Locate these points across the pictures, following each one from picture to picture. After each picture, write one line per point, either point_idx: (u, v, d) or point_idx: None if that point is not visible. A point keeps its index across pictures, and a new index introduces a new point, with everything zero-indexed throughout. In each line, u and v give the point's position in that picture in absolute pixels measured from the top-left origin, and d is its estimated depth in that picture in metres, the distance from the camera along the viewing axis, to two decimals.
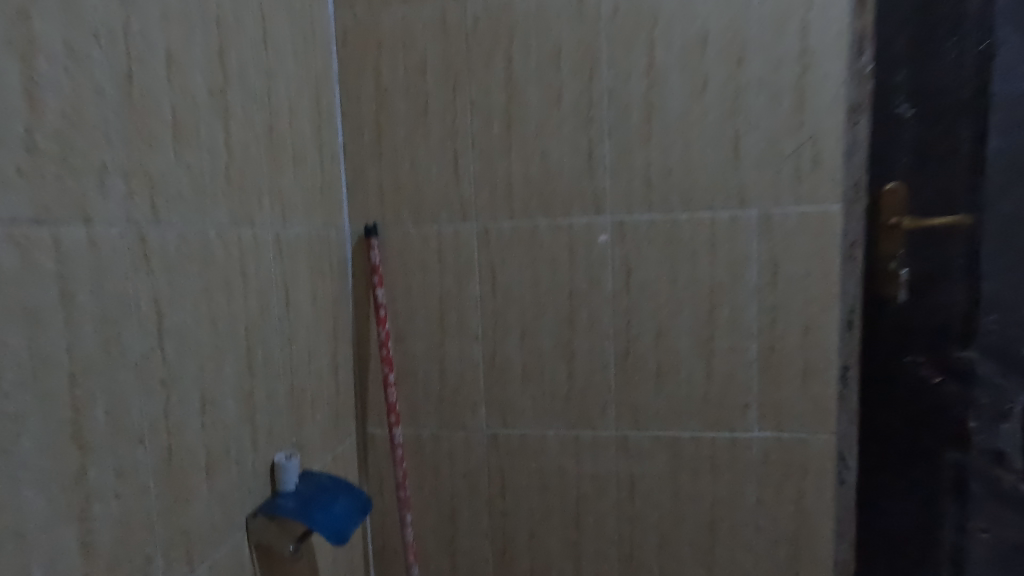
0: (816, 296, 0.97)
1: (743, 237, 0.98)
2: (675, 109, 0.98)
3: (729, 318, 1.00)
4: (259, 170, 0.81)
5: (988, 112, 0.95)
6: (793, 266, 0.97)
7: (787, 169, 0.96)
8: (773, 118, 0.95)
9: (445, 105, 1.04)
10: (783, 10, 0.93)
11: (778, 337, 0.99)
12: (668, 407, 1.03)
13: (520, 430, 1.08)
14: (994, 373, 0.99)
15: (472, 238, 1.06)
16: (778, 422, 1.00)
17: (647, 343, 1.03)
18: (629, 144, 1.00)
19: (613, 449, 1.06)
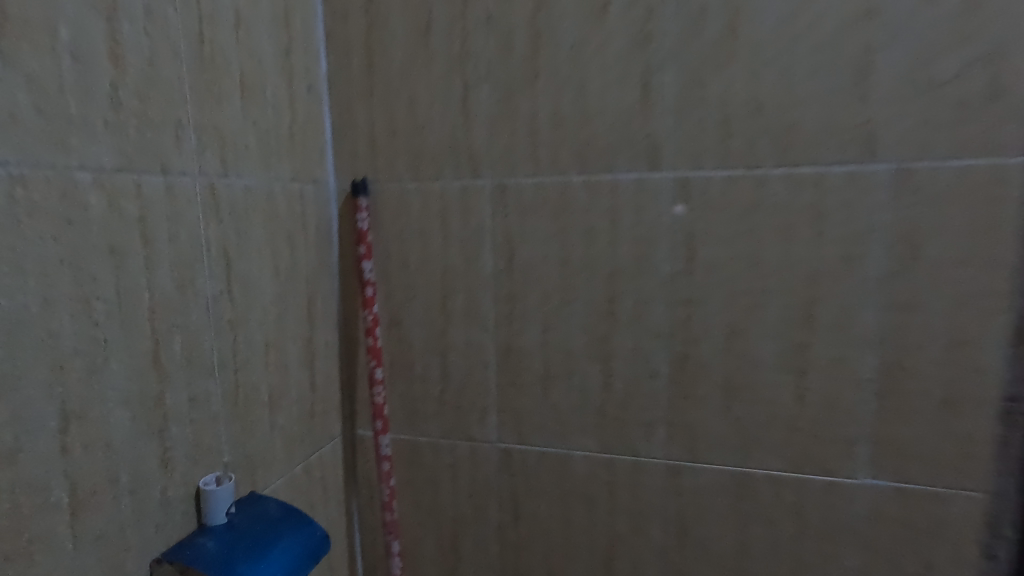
0: (969, 292, 0.67)
1: (864, 202, 0.68)
2: (773, 16, 0.68)
3: (835, 319, 0.71)
4: (180, 96, 0.60)
5: None
6: (940, 248, 0.67)
7: (943, 102, 0.64)
8: (926, 24, 0.63)
9: (453, 21, 0.79)
10: None
11: (908, 347, 0.69)
12: (740, 433, 0.76)
13: (540, 447, 0.84)
14: None
15: (484, 198, 0.81)
16: (897, 466, 0.72)
17: (715, 346, 0.75)
18: (702, 69, 0.71)
19: (661, 481, 0.80)
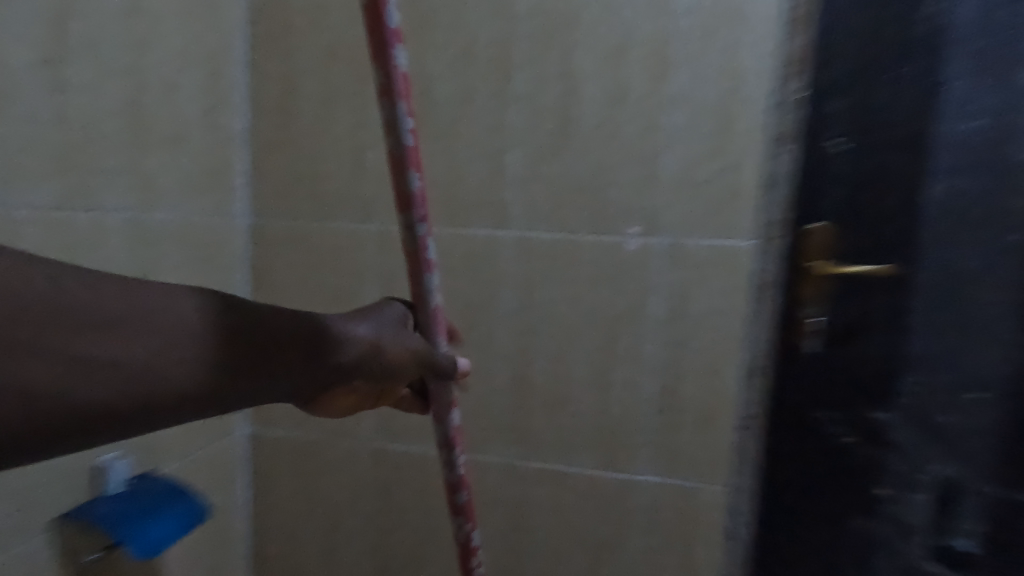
0: (721, 334, 0.90)
1: (649, 266, 0.90)
2: (592, 118, 0.89)
3: (628, 353, 0.92)
4: (96, 152, 0.76)
5: (928, 152, 0.86)
6: (700, 301, 0.90)
7: (701, 197, 0.88)
8: (692, 138, 0.87)
9: (351, 93, 0.97)
10: (708, 25, 0.85)
11: (676, 376, 0.91)
12: (558, 439, 0.95)
13: (405, 445, 1.02)
14: (909, 439, 0.89)
15: (371, 238, 0.98)
16: (671, 468, 0.93)
17: (543, 368, 0.95)
18: (538, 156, 0.91)
19: (499, 474, 0.98)
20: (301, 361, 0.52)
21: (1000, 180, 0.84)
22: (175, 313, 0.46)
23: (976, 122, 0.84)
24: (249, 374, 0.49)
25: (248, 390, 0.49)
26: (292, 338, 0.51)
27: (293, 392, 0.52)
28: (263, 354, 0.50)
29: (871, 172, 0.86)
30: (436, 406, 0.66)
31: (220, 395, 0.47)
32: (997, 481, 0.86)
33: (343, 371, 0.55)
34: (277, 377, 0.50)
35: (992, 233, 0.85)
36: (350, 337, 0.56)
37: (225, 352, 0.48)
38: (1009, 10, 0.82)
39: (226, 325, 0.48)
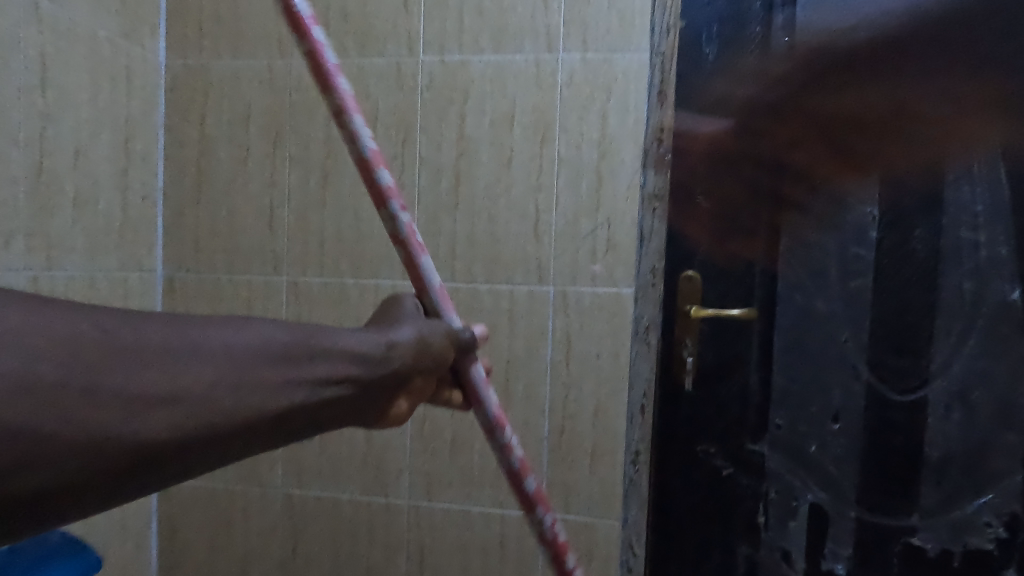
0: (606, 377, 0.97)
1: (540, 312, 0.97)
2: (483, 180, 0.98)
3: (524, 395, 0.98)
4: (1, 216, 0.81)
5: (781, 207, 0.94)
6: (587, 346, 0.97)
7: (585, 249, 0.96)
8: (574, 196, 0.96)
9: (263, 155, 1.03)
10: (584, 96, 0.95)
11: (569, 416, 0.97)
12: (461, 478, 1.00)
13: (315, 490, 1.04)
14: (782, 469, 0.96)
15: (282, 289, 1.03)
16: (567, 503, 0.98)
17: (444, 412, 1.00)
18: (437, 212, 0.99)
19: (406, 515, 1.02)
20: (307, 402, 0.43)
21: (844, 232, 0.93)
22: (181, 345, 0.38)
23: (821, 181, 0.93)
24: (252, 424, 0.40)
25: (246, 443, 0.40)
26: (302, 375, 0.43)
27: (297, 433, 0.44)
28: (271, 397, 0.41)
29: (732, 226, 0.95)
30: (459, 384, 0.59)
31: (218, 446, 0.39)
32: (861, 505, 0.94)
33: (352, 401, 0.46)
34: (279, 423, 0.42)
35: (840, 279, 0.94)
36: (367, 355, 0.47)
37: (233, 399, 0.39)
38: (844, 84, 0.92)
39: (240, 361, 0.40)
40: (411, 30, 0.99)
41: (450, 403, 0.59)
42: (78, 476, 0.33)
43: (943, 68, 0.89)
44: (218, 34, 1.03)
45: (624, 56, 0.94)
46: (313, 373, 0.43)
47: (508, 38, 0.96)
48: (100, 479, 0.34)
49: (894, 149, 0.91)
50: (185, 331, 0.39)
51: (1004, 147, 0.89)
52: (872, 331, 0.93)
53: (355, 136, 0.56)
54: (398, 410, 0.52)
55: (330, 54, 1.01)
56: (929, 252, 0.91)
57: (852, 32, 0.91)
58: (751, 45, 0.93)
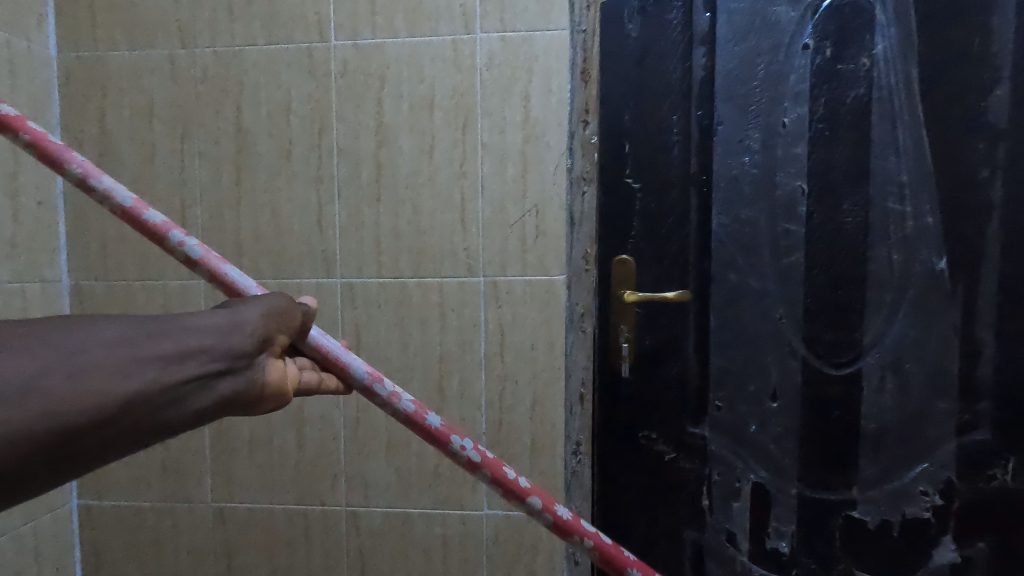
0: (541, 368, 0.94)
1: (471, 305, 0.94)
2: (404, 170, 0.94)
3: (458, 391, 0.95)
4: None
5: (711, 185, 0.92)
6: (520, 337, 0.94)
7: (513, 237, 0.93)
8: (500, 183, 0.93)
9: (171, 153, 0.98)
10: (505, 77, 0.91)
11: (506, 410, 0.95)
12: (398, 480, 0.97)
13: (248, 503, 1.00)
14: (724, 450, 0.95)
15: (198, 294, 0.97)
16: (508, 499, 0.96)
17: (377, 413, 0.97)
18: (359, 205, 0.95)
19: (343, 523, 0.98)
20: (155, 388, 0.40)
21: (775, 208, 0.92)
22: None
23: (750, 157, 0.91)
24: (89, 420, 0.37)
25: (94, 443, 0.38)
26: (141, 361, 0.40)
27: (156, 426, 0.41)
28: (103, 387, 0.38)
29: (664, 207, 0.93)
30: (320, 363, 0.61)
31: (78, 441, 0.37)
32: (803, 481, 0.94)
33: (210, 383, 0.44)
34: (125, 416, 0.39)
35: (773, 256, 0.92)
36: (215, 333, 0.44)
37: (61, 395, 0.36)
38: (769, 57, 0.90)
39: (57, 357, 0.37)
40: (321, 13, 0.93)
41: (325, 386, 0.61)
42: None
43: (865, 37, 0.88)
44: (111, 25, 0.97)
45: (545, 34, 0.90)
46: (161, 354, 0.41)
47: (423, 19, 0.92)
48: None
49: (820, 122, 0.90)
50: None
51: (929, 115, 0.87)
52: (806, 306, 0.92)
53: (109, 194, 0.60)
54: (273, 384, 0.49)
55: (236, 41, 0.95)
56: (858, 225, 0.90)
57: (773, 3, 0.89)
58: (674, 18, 0.90)
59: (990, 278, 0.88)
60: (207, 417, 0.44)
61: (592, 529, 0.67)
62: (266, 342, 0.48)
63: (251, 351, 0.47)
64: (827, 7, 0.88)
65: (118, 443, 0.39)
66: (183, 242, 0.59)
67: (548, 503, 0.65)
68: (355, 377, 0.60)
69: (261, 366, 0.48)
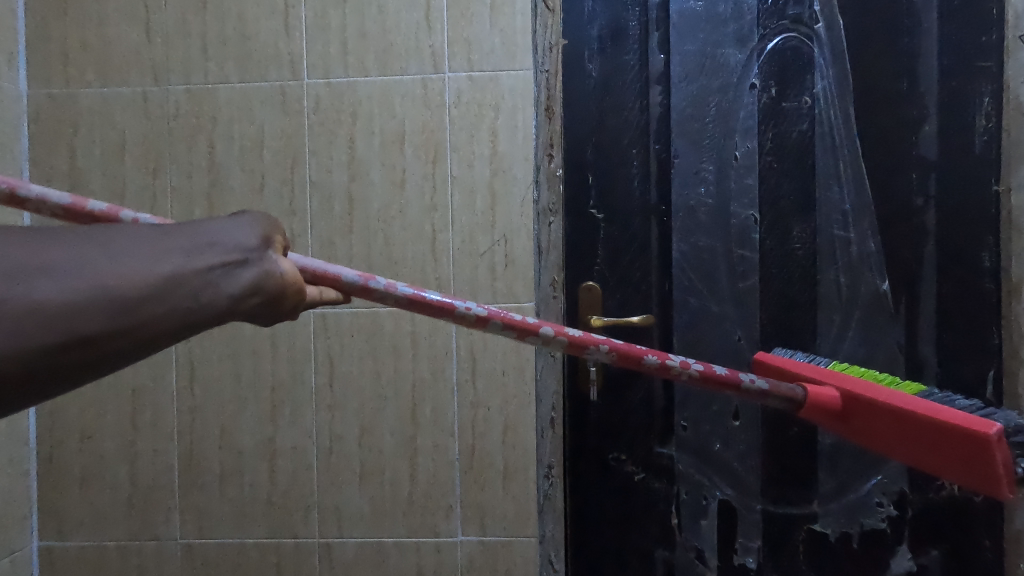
0: (512, 393, 0.96)
1: (443, 332, 0.96)
2: (376, 202, 0.97)
3: (431, 418, 0.97)
4: None
5: (670, 215, 0.97)
6: (491, 363, 0.96)
7: (483, 266, 0.96)
8: (469, 214, 0.96)
9: (143, 188, 0.99)
10: (473, 114, 0.95)
11: (479, 436, 0.96)
12: (372, 510, 0.97)
13: (217, 538, 0.98)
14: (690, 469, 0.98)
15: None
16: (482, 525, 0.97)
17: (351, 441, 0.97)
18: (332, 237, 0.97)
19: (316, 554, 0.98)
20: (183, 272, 0.40)
21: (730, 235, 0.97)
22: (10, 240, 0.36)
23: (706, 188, 0.97)
24: (128, 299, 0.38)
25: (134, 322, 0.38)
26: (164, 249, 0.40)
27: (193, 309, 0.41)
28: (134, 269, 0.39)
29: (626, 236, 0.97)
30: (310, 284, 0.58)
31: (109, 327, 0.38)
32: (766, 497, 0.97)
33: (233, 272, 0.43)
34: (160, 297, 0.39)
35: (730, 280, 0.97)
36: (230, 227, 0.44)
37: (90, 280, 0.37)
38: (719, 96, 0.96)
39: (83, 250, 0.38)
40: (293, 52, 0.97)
41: (325, 297, 0.57)
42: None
43: (806, 77, 0.95)
44: (84, 63, 0.99)
45: (510, 74, 0.95)
46: (181, 248, 0.41)
47: (393, 59, 0.96)
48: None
49: (769, 155, 0.96)
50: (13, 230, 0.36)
51: (867, 148, 0.95)
52: (762, 328, 0.97)
53: (43, 198, 0.56)
54: (295, 280, 0.47)
55: (210, 79, 0.98)
56: (808, 250, 0.96)
57: (721, 46, 0.96)
58: (631, 60, 0.96)
59: (929, 299, 0.94)
60: (242, 305, 0.44)
61: (603, 336, 0.66)
62: (273, 235, 0.47)
63: (266, 242, 0.45)
64: (771, 50, 0.95)
65: (161, 325, 0.40)
66: (135, 218, 0.56)
67: (558, 329, 0.64)
68: (347, 280, 0.58)
69: (277, 259, 0.46)
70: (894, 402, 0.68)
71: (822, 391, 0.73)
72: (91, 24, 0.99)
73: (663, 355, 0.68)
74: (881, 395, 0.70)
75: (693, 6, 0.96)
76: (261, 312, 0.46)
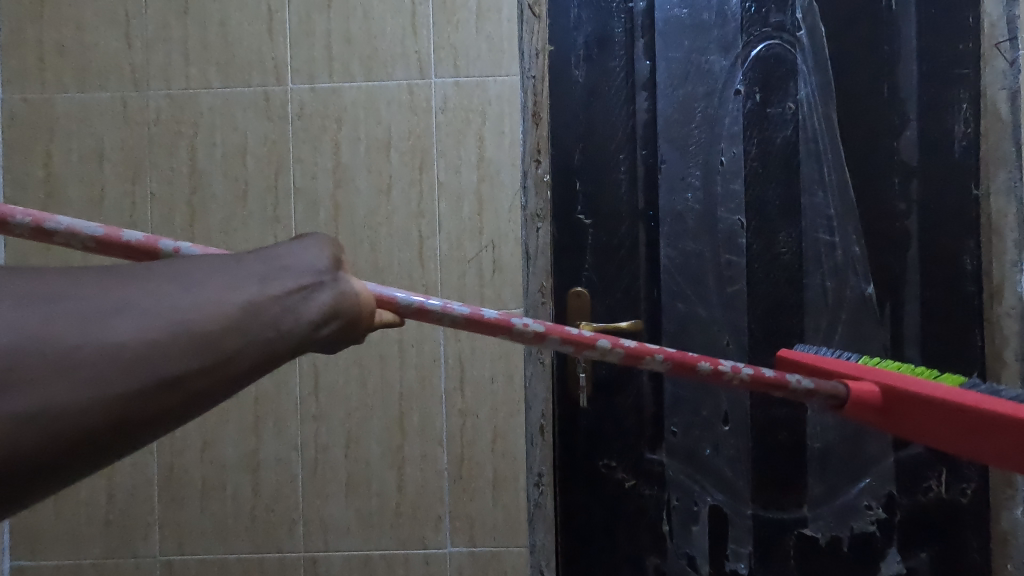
0: (501, 401, 0.95)
1: (430, 339, 0.95)
2: (362, 209, 0.96)
3: (419, 427, 0.95)
4: None
5: (657, 220, 0.97)
6: (480, 371, 0.95)
7: (471, 272, 0.95)
8: (456, 220, 0.95)
9: (121, 195, 0.97)
10: (460, 119, 0.95)
11: (467, 444, 0.95)
12: (359, 521, 0.95)
13: (198, 554, 0.96)
14: (680, 475, 0.97)
15: None
16: (472, 535, 0.95)
17: (337, 452, 0.95)
18: None
19: (301, 569, 0.95)
20: (263, 300, 0.38)
21: (717, 240, 0.97)
22: (88, 277, 0.33)
23: (692, 193, 0.97)
24: (210, 333, 0.35)
25: (220, 358, 0.35)
26: (241, 277, 0.38)
27: (274, 339, 0.38)
28: (217, 300, 0.36)
29: (614, 241, 0.97)
30: None
31: (193, 365, 0.34)
32: (757, 502, 0.97)
33: (309, 295, 0.41)
34: (243, 329, 0.36)
35: (717, 285, 0.97)
36: (298, 250, 0.43)
37: (172, 315, 0.34)
38: (705, 102, 0.97)
39: (160, 284, 0.35)
40: (277, 57, 0.95)
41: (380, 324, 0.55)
42: (16, 446, 0.29)
43: (790, 84, 0.96)
44: (60, 67, 0.96)
45: (497, 79, 0.95)
46: (257, 275, 0.39)
47: (379, 65, 0.95)
48: (57, 437, 0.30)
49: (754, 161, 0.97)
50: (85, 269, 0.33)
51: (850, 154, 0.96)
52: (750, 332, 0.97)
53: (73, 230, 0.50)
54: (364, 302, 0.47)
55: (192, 84, 0.96)
56: (794, 254, 0.97)
57: (706, 53, 0.97)
58: (617, 66, 0.96)
59: (913, 302, 0.95)
60: (319, 331, 0.42)
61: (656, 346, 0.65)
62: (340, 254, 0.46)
63: (333, 263, 0.44)
64: (755, 57, 0.96)
65: (247, 360, 0.37)
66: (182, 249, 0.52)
67: (614, 341, 0.63)
68: (402, 303, 0.54)
69: (348, 278, 0.45)
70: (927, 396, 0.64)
71: (862, 386, 0.69)
72: (68, 28, 0.97)
73: (713, 361, 0.67)
74: (924, 389, 0.65)
75: (678, 13, 0.96)
76: (332, 341, 0.45)
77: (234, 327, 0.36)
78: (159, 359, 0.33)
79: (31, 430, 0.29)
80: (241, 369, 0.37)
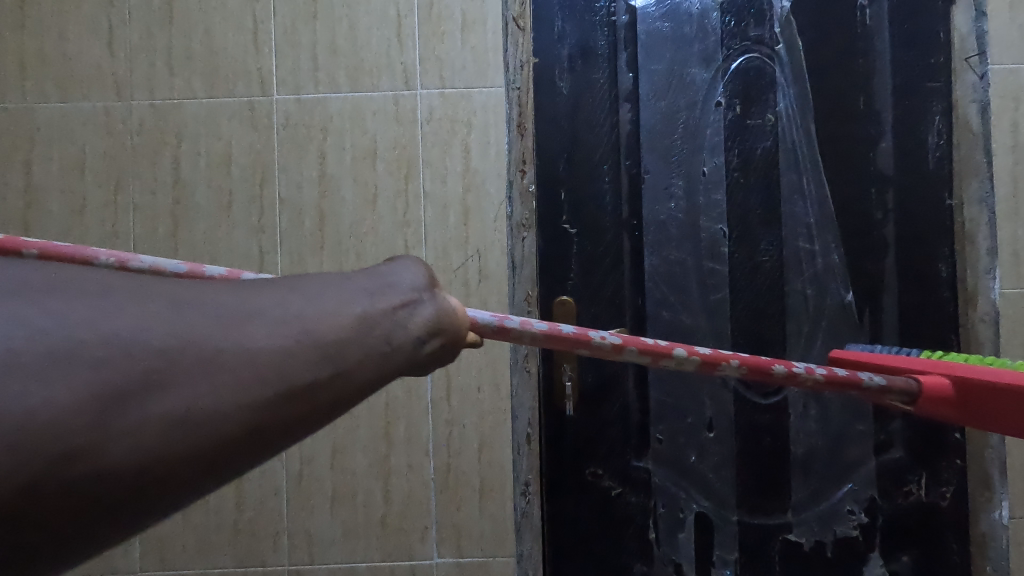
0: (488, 410, 0.95)
1: None
2: (347, 218, 0.96)
3: (406, 436, 0.95)
4: None
5: (641, 229, 0.99)
6: (466, 380, 0.95)
7: (457, 281, 0.96)
8: (442, 229, 0.96)
9: (103, 205, 0.96)
10: (446, 130, 0.96)
11: (454, 454, 0.95)
12: (344, 533, 0.95)
13: (180, 570, 0.94)
14: (666, 482, 0.98)
15: None
16: (458, 546, 0.95)
17: (322, 463, 0.95)
18: (302, 254, 0.96)
19: None
20: (374, 313, 0.38)
21: (701, 248, 0.99)
22: (223, 289, 0.35)
23: (676, 203, 0.99)
24: (330, 344, 0.36)
25: (338, 370, 0.36)
26: (354, 290, 0.39)
27: (388, 353, 0.38)
28: (333, 312, 0.37)
29: (599, 250, 0.98)
30: None
31: (315, 375, 0.35)
32: (742, 508, 0.98)
33: (418, 309, 0.41)
34: (356, 340, 0.37)
35: (701, 293, 0.99)
36: (402, 268, 0.42)
37: (296, 326, 0.35)
38: (687, 113, 0.99)
39: (283, 296, 0.36)
40: (262, 68, 0.96)
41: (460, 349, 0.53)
42: (164, 447, 0.31)
43: (769, 96, 0.98)
44: (42, 77, 0.96)
45: (482, 91, 0.96)
46: (368, 289, 0.39)
47: (364, 75, 0.96)
48: (197, 441, 0.31)
49: (736, 171, 0.99)
50: (220, 283, 0.36)
51: (828, 164, 0.98)
52: (733, 340, 0.99)
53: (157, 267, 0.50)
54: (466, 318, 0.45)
55: (176, 94, 0.96)
56: (775, 263, 0.98)
57: (687, 65, 0.99)
58: (601, 77, 0.98)
59: (891, 309, 0.97)
60: (427, 347, 0.41)
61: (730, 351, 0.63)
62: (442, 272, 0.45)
63: (431, 282, 0.43)
64: (735, 69, 0.98)
65: (363, 373, 0.37)
66: None
67: (689, 348, 0.60)
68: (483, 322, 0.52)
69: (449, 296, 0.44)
70: (1006, 378, 0.62)
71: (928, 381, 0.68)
72: (50, 37, 0.96)
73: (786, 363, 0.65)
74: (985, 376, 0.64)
75: (660, 27, 0.98)
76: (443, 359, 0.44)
77: (348, 339, 0.37)
78: (285, 366, 0.34)
79: (182, 432, 0.31)
80: (357, 382, 0.37)
